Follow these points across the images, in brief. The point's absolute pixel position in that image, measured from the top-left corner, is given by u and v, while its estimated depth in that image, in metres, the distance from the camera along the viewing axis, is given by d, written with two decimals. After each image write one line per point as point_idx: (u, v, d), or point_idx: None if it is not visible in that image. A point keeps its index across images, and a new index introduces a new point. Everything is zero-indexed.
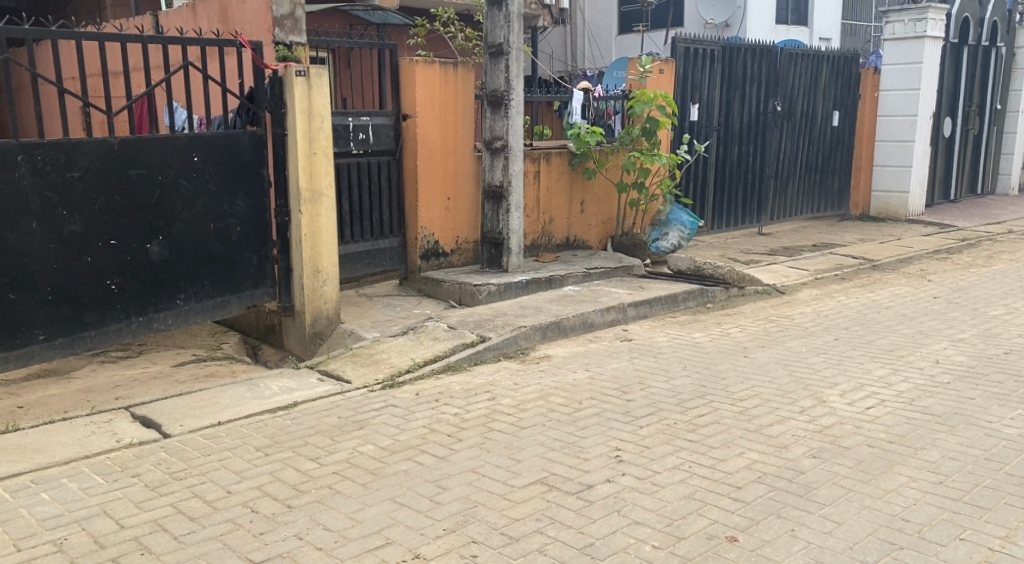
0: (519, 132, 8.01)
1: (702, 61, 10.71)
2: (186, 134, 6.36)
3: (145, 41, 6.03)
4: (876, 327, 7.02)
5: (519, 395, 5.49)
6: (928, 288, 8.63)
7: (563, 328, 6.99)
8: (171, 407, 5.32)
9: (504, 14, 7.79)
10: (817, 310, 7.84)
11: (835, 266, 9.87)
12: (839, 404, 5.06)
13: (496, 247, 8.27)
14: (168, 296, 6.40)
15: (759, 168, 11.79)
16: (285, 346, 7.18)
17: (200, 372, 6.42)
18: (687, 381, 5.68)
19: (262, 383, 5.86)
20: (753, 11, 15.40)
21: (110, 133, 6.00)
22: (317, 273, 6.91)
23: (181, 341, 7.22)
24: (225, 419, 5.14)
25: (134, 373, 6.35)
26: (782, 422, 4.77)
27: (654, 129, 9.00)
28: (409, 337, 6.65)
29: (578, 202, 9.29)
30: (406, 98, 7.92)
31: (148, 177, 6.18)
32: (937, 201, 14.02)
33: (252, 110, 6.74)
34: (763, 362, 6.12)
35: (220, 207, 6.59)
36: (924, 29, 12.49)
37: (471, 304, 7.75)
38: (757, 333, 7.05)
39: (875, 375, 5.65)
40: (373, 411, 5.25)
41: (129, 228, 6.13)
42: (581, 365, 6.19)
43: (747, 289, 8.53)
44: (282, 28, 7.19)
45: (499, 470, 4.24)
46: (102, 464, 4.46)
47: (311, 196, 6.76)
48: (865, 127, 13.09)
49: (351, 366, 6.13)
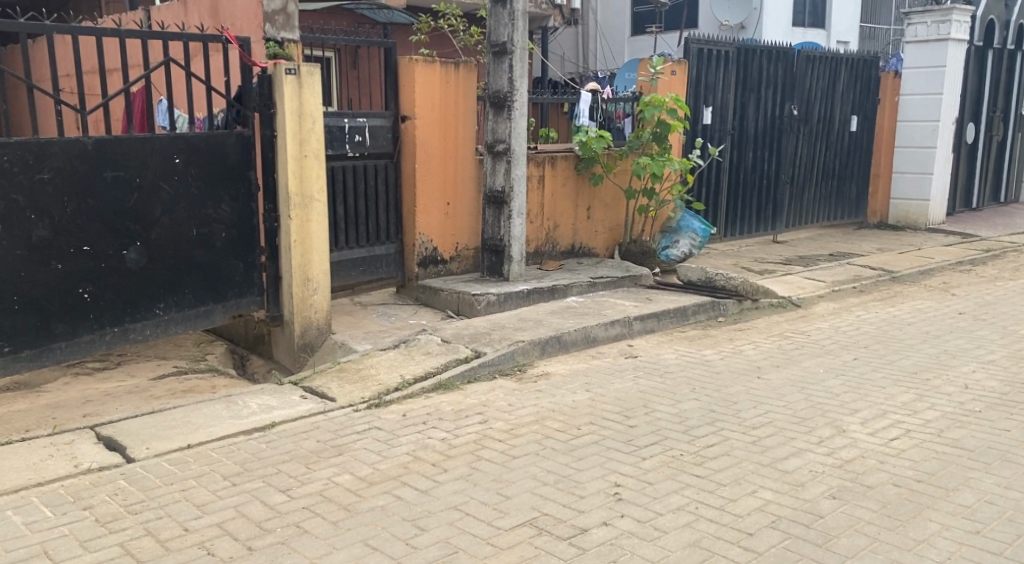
0: (522, 135, 7.62)
1: (715, 62, 10.30)
2: (166, 134, 6.00)
3: (122, 35, 5.70)
4: (899, 346, 6.60)
5: (514, 419, 5.09)
6: (953, 303, 8.19)
7: (565, 343, 6.59)
8: (140, 427, 4.95)
9: (508, 12, 7.40)
10: (835, 325, 7.42)
11: (853, 277, 9.45)
12: (861, 435, 4.64)
13: (497, 254, 7.87)
14: (146, 305, 6.04)
15: (774, 174, 11.37)
16: (272, 357, 6.84)
17: (178, 387, 6.03)
18: (695, 406, 5.27)
19: (240, 400, 5.48)
20: (770, 12, 14.97)
21: (84, 133, 5.64)
22: (306, 281, 6.56)
23: (163, 351, 6.84)
24: (195, 442, 4.75)
25: (109, 387, 5.98)
26: (798, 455, 4.37)
27: (666, 133, 8.61)
28: (400, 350, 6.27)
29: (584, 207, 8.88)
30: (405, 99, 7.54)
31: (125, 180, 5.82)
32: (958, 210, 13.59)
33: (239, 110, 6.41)
34: (778, 384, 5.70)
35: (203, 212, 6.22)
36: (948, 31, 12.06)
37: (469, 315, 7.38)
38: (771, 350, 6.63)
39: (899, 401, 5.23)
40: (355, 435, 4.86)
41: (104, 234, 5.77)
42: (582, 384, 5.78)
43: (762, 302, 8.12)
44: (273, 24, 6.81)
45: (485, 508, 3.85)
46: (53, 495, 4.10)
47: (301, 200, 6.39)
48: (884, 133, 12.65)
49: (337, 383, 5.75)
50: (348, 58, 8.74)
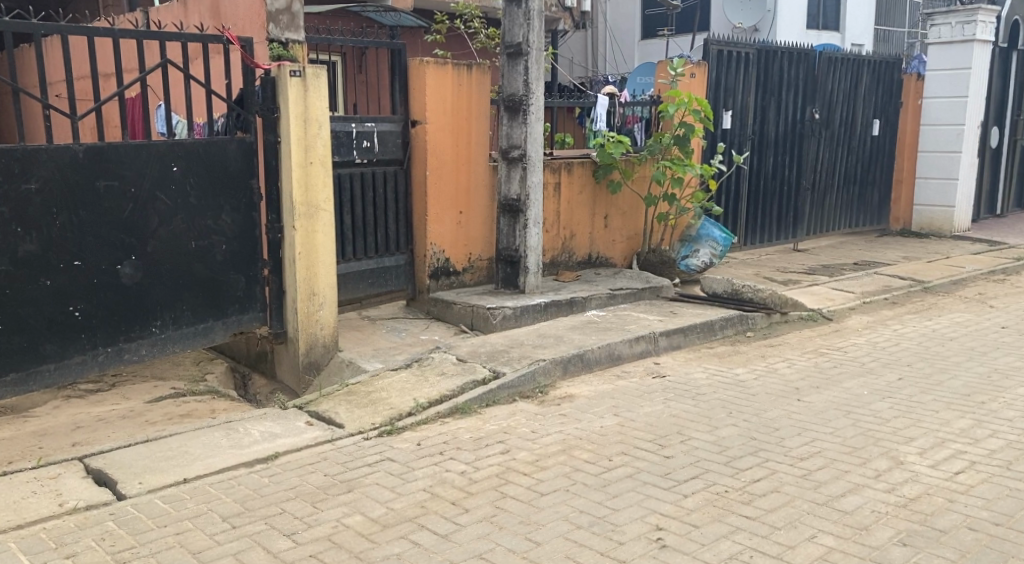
0: (538, 140, 7.23)
1: (735, 64, 9.91)
2: (164, 140, 5.62)
3: (116, 35, 5.31)
4: (945, 364, 6.20)
5: (538, 448, 4.68)
6: (993, 317, 7.79)
7: (587, 361, 6.19)
8: (133, 459, 4.55)
9: (523, 11, 7.03)
10: (871, 340, 7.01)
11: (883, 287, 9.04)
12: (923, 468, 4.26)
13: (511, 266, 7.47)
14: (141, 323, 5.65)
15: (795, 180, 10.97)
16: (276, 377, 6.46)
17: (176, 411, 5.63)
18: (734, 432, 4.86)
19: (241, 427, 5.07)
20: (784, 14, 14.58)
21: (75, 139, 5.26)
22: (312, 295, 6.18)
23: (160, 371, 6.43)
24: (192, 475, 4.35)
25: (102, 411, 5.58)
26: (856, 491, 4.02)
27: (687, 136, 8.19)
28: (413, 370, 5.87)
29: (601, 216, 8.48)
30: (416, 103, 7.16)
31: (120, 190, 5.44)
32: (982, 216, 13.18)
33: (240, 114, 5.97)
34: (821, 407, 5.29)
35: (203, 223, 5.83)
36: (973, 33, 11.62)
37: (484, 330, 6.98)
38: (808, 368, 6.21)
39: (956, 428, 4.83)
40: (365, 467, 4.46)
41: (96, 248, 5.39)
42: (609, 408, 5.36)
43: (791, 316, 7.70)
44: (277, 24, 6.47)
45: (514, 557, 3.55)
46: (34, 541, 3.74)
47: (306, 210, 6.04)
48: (907, 137, 12.22)
49: (345, 407, 5.34)
50: (356, 60, 8.32)
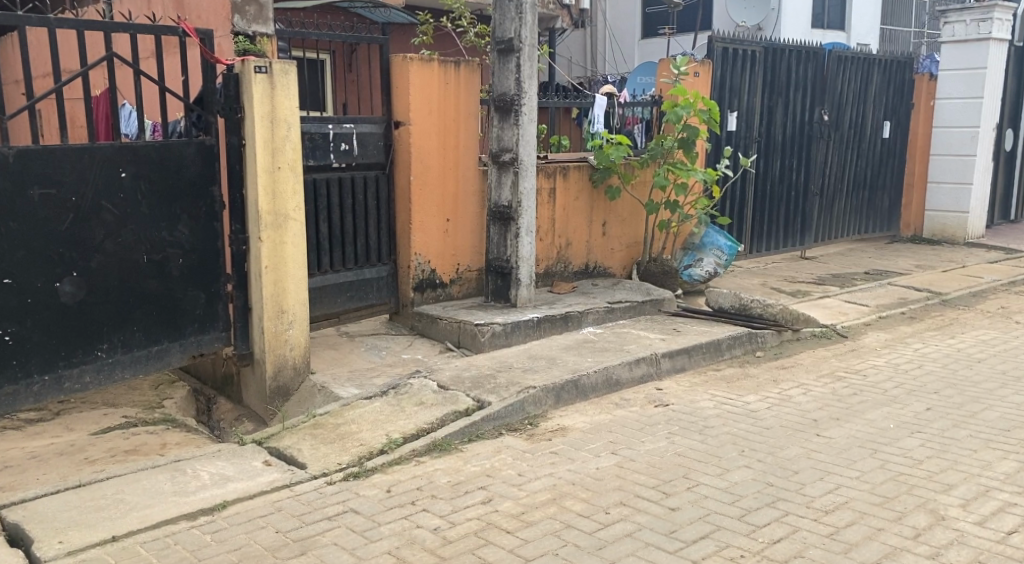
0: (531, 143, 6.66)
1: (741, 62, 9.32)
2: (111, 143, 5.00)
3: (52, 24, 4.65)
4: (977, 390, 5.63)
5: (525, 497, 4.09)
6: (1020, 335, 7.19)
7: (582, 388, 5.59)
8: (58, 507, 3.98)
9: (515, 4, 6.45)
10: (892, 362, 6.42)
11: (899, 299, 8.46)
12: (968, 526, 3.70)
13: (502, 278, 6.86)
14: (86, 347, 5.04)
15: (803, 184, 10.38)
16: (242, 401, 5.86)
17: (122, 446, 5.03)
18: (748, 477, 4.27)
19: (189, 467, 4.47)
20: (788, 13, 14.02)
21: (4, 141, 4.63)
22: (281, 314, 5.58)
23: (113, 398, 5.82)
24: (123, 532, 3.78)
25: (38, 446, 4.98)
26: (893, 558, 3.49)
27: (693, 138, 7.57)
28: (388, 398, 5.24)
29: (600, 223, 7.88)
30: (398, 103, 6.55)
31: (58, 199, 4.82)
32: (995, 221, 12.57)
33: (200, 114, 5.36)
34: (844, 443, 4.71)
35: (156, 235, 5.21)
36: (989, 31, 11.01)
37: (471, 348, 6.40)
38: (826, 396, 5.62)
39: (1000, 473, 4.25)
40: (326, 521, 3.88)
41: (30, 264, 4.78)
42: (606, 445, 4.77)
43: (803, 332, 7.14)
44: (243, 16, 5.98)
45: None
46: None
47: (273, 220, 5.44)
48: (918, 140, 11.61)
49: (310, 443, 4.74)
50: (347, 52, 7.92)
